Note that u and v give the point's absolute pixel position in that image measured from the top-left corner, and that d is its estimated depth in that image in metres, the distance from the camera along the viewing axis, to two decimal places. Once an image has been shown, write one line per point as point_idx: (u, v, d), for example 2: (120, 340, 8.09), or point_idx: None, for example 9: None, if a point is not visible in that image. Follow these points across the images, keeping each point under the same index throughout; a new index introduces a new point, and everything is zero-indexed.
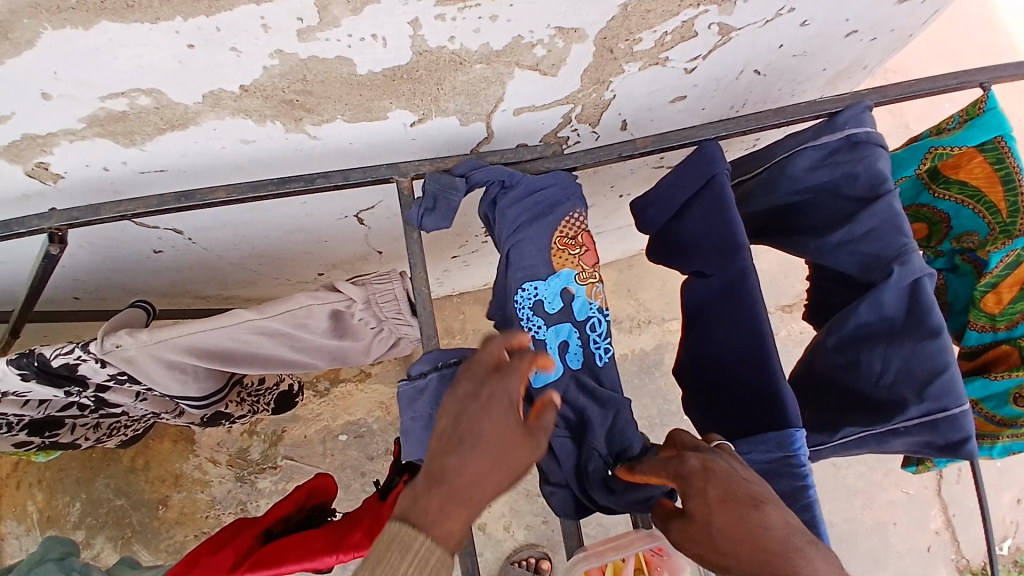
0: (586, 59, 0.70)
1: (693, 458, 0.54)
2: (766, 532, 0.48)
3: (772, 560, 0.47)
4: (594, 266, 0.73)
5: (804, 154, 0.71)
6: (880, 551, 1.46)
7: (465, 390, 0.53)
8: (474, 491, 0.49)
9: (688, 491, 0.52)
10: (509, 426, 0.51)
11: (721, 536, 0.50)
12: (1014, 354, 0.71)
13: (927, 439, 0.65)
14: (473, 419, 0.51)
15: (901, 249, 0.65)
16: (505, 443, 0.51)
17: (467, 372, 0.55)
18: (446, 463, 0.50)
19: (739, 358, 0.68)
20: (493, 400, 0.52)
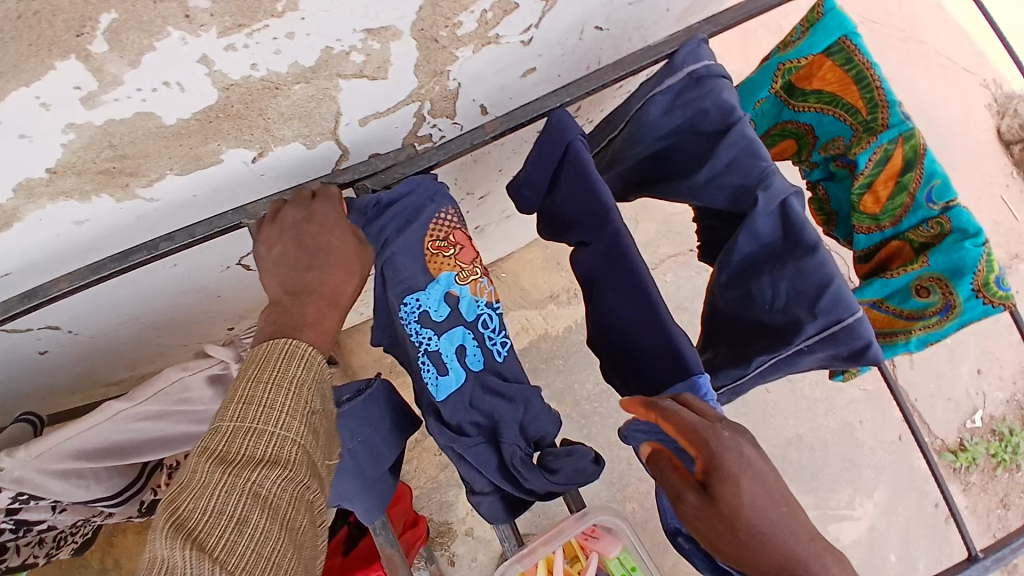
0: (411, 55, 0.66)
1: (733, 445, 0.55)
2: (788, 533, 0.54)
3: (790, 562, 0.54)
4: (474, 261, 0.71)
5: (653, 102, 0.71)
6: (854, 451, 1.49)
7: (293, 227, 0.64)
8: (337, 292, 0.63)
9: (731, 479, 0.54)
10: (348, 235, 0.65)
11: (750, 527, 0.54)
12: (907, 248, 0.70)
13: (832, 351, 0.66)
14: (316, 237, 0.64)
15: (762, 174, 0.65)
16: (348, 250, 0.64)
17: (289, 216, 0.65)
18: (308, 277, 0.62)
19: (633, 320, 0.69)
20: (328, 226, 0.65)
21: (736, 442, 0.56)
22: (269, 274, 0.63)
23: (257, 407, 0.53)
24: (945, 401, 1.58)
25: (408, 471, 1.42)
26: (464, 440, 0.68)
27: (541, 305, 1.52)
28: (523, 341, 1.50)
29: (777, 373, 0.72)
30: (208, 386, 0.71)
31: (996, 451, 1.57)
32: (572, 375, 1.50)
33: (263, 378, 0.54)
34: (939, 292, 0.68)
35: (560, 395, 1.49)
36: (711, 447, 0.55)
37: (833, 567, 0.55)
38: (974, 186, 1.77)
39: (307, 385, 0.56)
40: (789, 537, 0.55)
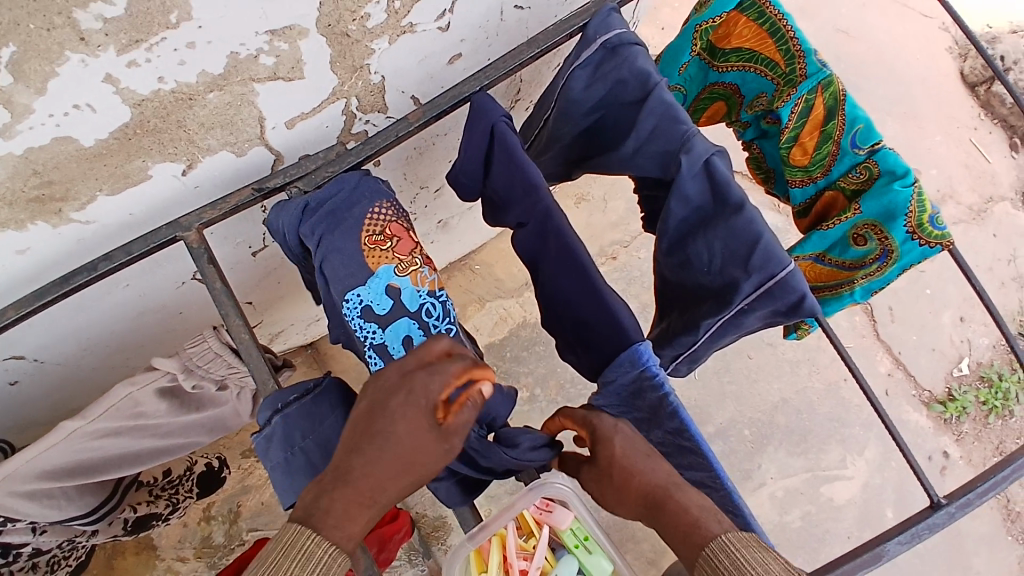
0: (324, 53, 0.67)
1: (608, 416, 0.65)
2: (655, 473, 0.60)
3: (656, 492, 0.59)
4: (412, 251, 0.70)
5: (574, 77, 0.71)
6: (842, 409, 1.49)
7: (382, 388, 0.55)
8: (376, 492, 0.54)
9: (603, 437, 0.63)
10: (423, 427, 0.54)
11: (620, 473, 0.61)
12: (840, 198, 0.70)
13: (772, 308, 0.66)
14: (392, 418, 0.54)
15: (683, 137, 0.65)
16: (415, 442, 0.54)
17: (383, 375, 0.56)
18: (352, 464, 0.54)
19: (572, 297, 0.69)
20: (409, 406, 0.54)
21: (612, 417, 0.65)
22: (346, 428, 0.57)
23: None
24: (928, 350, 1.58)
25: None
26: None
27: (517, 293, 1.52)
28: (502, 331, 1.51)
29: (729, 335, 0.72)
30: (159, 398, 0.79)
31: (985, 398, 1.57)
32: (553, 360, 1.50)
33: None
34: (875, 240, 0.67)
35: (544, 381, 1.49)
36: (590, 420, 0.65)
37: (691, 492, 0.58)
38: (942, 133, 1.76)
39: None
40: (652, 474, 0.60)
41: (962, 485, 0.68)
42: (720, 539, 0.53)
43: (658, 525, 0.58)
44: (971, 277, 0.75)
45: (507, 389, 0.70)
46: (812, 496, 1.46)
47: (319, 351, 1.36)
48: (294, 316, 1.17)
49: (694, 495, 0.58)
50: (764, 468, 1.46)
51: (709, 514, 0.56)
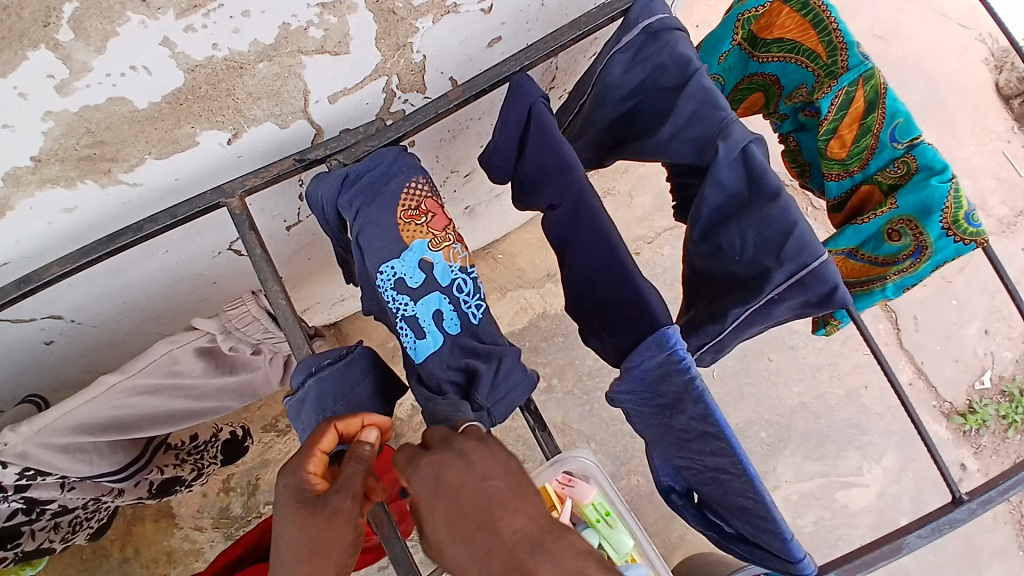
0: (370, 28, 0.68)
1: (430, 469, 0.53)
2: (492, 546, 0.45)
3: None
4: (446, 228, 0.69)
5: (614, 61, 0.72)
6: (861, 416, 1.48)
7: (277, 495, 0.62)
8: None
9: (429, 501, 0.51)
10: (298, 505, 0.58)
11: (462, 558, 0.47)
12: (876, 192, 0.70)
13: (803, 298, 0.66)
14: (282, 516, 0.59)
15: (721, 124, 0.66)
16: (300, 523, 0.57)
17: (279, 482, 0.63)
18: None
19: (600, 279, 0.70)
20: (286, 499, 0.59)
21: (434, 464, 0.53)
22: None
23: None
24: (952, 362, 1.57)
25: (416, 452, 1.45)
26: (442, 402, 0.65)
27: (540, 284, 1.53)
28: (523, 321, 1.52)
29: (759, 328, 0.73)
30: (197, 357, 0.82)
31: (1007, 413, 1.55)
32: (572, 352, 1.51)
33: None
34: (911, 235, 0.67)
35: (562, 372, 1.50)
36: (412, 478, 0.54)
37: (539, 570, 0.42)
38: (975, 143, 1.74)
39: None
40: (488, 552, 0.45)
41: (986, 482, 0.67)
42: None
43: None
44: (1002, 272, 0.75)
45: (530, 370, 0.68)
46: (827, 501, 1.45)
47: (343, 331, 1.38)
48: (320, 294, 1.19)
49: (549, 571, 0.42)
50: (779, 471, 1.45)
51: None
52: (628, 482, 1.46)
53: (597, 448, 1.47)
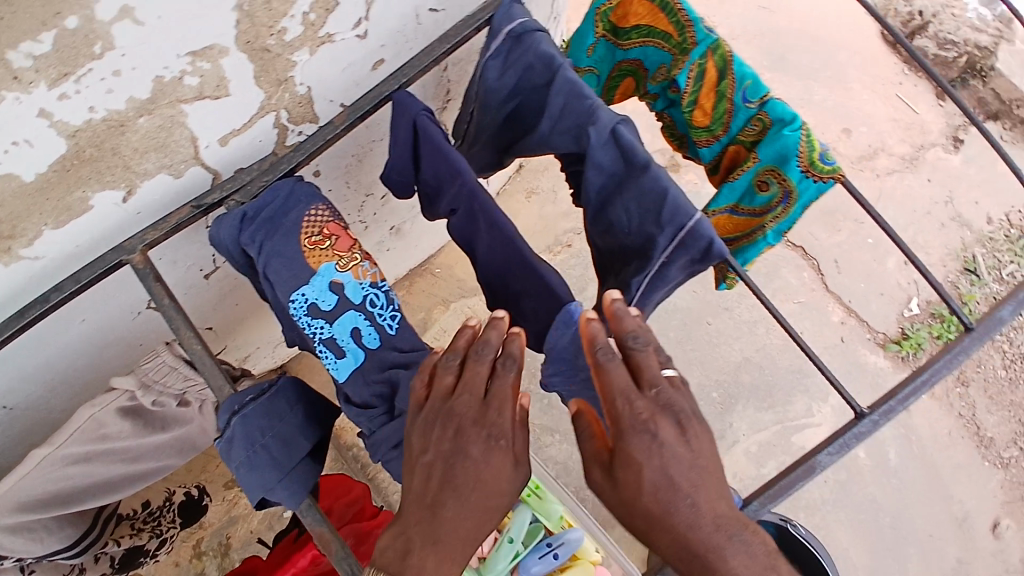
0: (246, 68, 0.71)
1: (643, 412, 0.62)
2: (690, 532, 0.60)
3: (691, 552, 0.60)
4: (351, 248, 0.72)
5: (488, 67, 0.77)
6: (802, 360, 1.58)
7: (447, 441, 0.62)
8: (462, 543, 0.60)
9: (645, 470, 0.61)
10: (501, 454, 0.61)
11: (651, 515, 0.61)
12: (741, 150, 0.76)
13: (688, 257, 0.70)
14: (468, 467, 0.60)
15: (589, 111, 0.70)
16: (500, 481, 0.62)
17: (449, 417, 0.62)
18: (442, 518, 0.59)
19: (506, 270, 0.74)
20: (484, 445, 0.61)
21: (652, 421, 0.62)
22: (413, 473, 0.63)
23: None
24: (878, 295, 1.67)
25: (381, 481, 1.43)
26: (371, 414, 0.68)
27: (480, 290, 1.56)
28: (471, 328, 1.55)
29: (664, 290, 0.77)
30: (123, 417, 0.81)
31: (939, 331, 1.65)
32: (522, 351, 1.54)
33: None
34: (776, 184, 0.73)
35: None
36: (622, 429, 0.62)
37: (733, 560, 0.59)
38: (869, 91, 1.86)
39: None
40: (698, 530, 0.60)
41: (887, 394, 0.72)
42: None
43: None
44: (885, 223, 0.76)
45: None
46: (785, 446, 1.53)
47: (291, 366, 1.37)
48: (258, 339, 1.20)
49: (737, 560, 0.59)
50: (735, 426, 1.53)
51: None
52: None
53: (562, 438, 1.50)
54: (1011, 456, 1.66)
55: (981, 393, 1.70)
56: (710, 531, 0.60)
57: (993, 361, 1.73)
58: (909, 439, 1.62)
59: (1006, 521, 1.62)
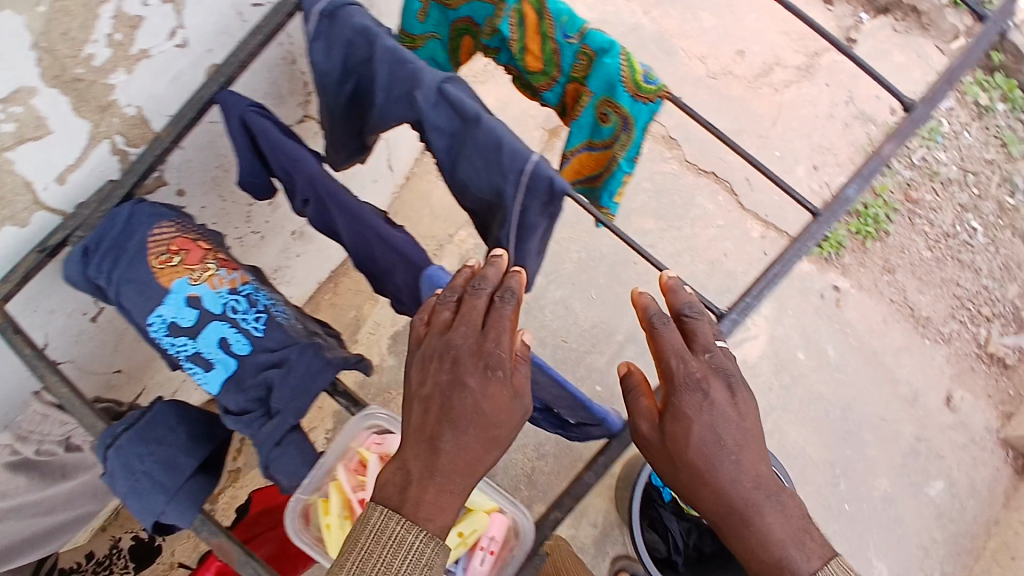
0: (61, 102, 0.70)
1: (696, 370, 0.72)
2: (732, 492, 0.70)
3: (730, 506, 0.70)
4: (203, 259, 0.73)
5: (313, 50, 0.76)
6: (730, 280, 1.66)
7: (445, 377, 0.70)
8: (459, 475, 0.68)
9: (695, 425, 0.71)
10: (499, 391, 0.69)
11: (695, 470, 0.71)
12: (578, 86, 0.76)
13: (542, 201, 0.71)
14: (464, 403, 0.68)
15: (412, 74, 0.70)
16: (499, 414, 0.69)
17: (448, 350, 0.71)
18: (443, 450, 0.68)
19: (367, 247, 0.75)
20: (481, 382, 0.69)
21: (704, 380, 0.72)
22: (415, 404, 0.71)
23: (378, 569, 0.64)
24: (792, 205, 1.71)
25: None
26: (249, 418, 0.69)
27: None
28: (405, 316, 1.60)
29: (539, 239, 0.78)
30: (14, 474, 0.90)
31: (856, 227, 1.71)
32: None
33: (382, 548, 0.65)
34: (614, 113, 0.74)
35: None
36: (677, 385, 0.71)
37: (771, 517, 0.70)
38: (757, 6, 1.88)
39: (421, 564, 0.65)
40: (739, 486, 0.70)
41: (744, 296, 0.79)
42: None
43: (733, 536, 0.71)
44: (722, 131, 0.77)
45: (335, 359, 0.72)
46: None
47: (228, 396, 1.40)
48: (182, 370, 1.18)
49: (773, 520, 0.70)
50: None
51: (787, 542, 0.69)
52: None
53: None
54: (950, 331, 1.70)
55: (910, 277, 1.72)
56: (748, 489, 0.70)
57: (915, 245, 1.74)
58: (846, 335, 1.65)
59: (959, 392, 1.67)
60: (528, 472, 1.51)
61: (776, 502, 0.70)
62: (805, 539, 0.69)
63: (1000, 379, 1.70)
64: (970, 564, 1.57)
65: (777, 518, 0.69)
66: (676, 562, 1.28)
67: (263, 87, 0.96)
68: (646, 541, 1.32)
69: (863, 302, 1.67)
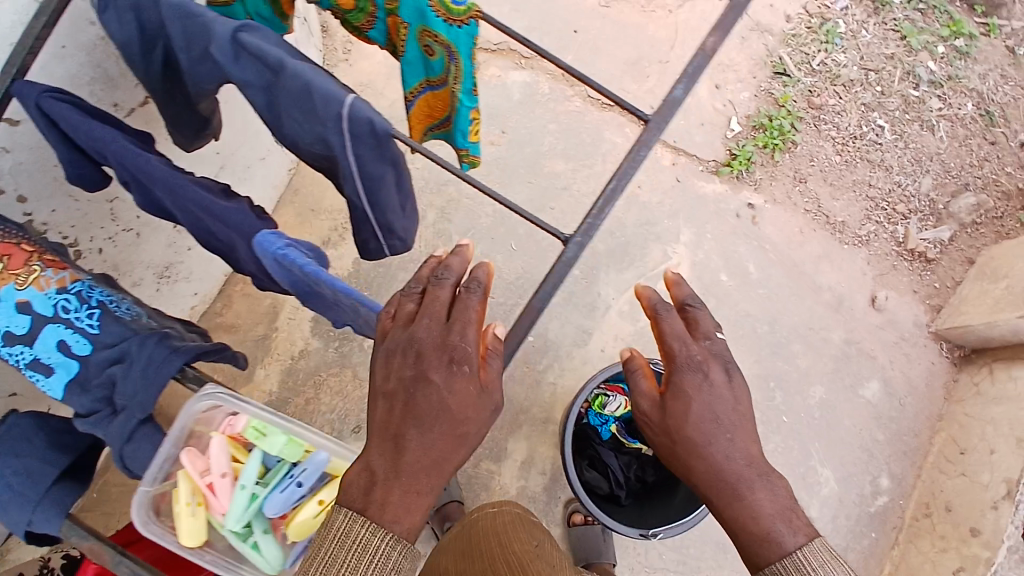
0: None
1: (698, 356, 0.76)
2: (725, 469, 0.75)
3: (721, 480, 0.75)
4: (25, 264, 0.81)
5: (106, 20, 0.72)
6: (648, 212, 1.65)
7: (410, 374, 0.78)
8: (426, 466, 0.77)
9: (694, 406, 0.75)
10: (463, 386, 0.78)
11: (694, 448, 0.75)
12: (398, 21, 0.73)
13: (372, 147, 0.67)
14: (429, 401, 0.77)
15: (207, 29, 0.65)
16: (464, 408, 0.78)
17: (412, 347, 0.79)
18: (409, 443, 0.77)
19: (197, 218, 0.75)
20: (449, 379, 0.77)
21: (706, 362, 0.76)
22: (382, 398, 0.80)
23: (342, 560, 0.74)
24: (699, 127, 1.70)
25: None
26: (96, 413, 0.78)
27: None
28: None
29: (390, 188, 0.74)
30: None
31: (764, 142, 1.70)
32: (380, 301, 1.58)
33: (348, 549, 0.74)
34: (435, 43, 0.71)
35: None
36: (679, 364, 0.76)
37: (761, 494, 0.74)
38: None
39: (389, 559, 0.75)
40: (732, 464, 0.75)
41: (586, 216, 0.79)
42: (794, 557, 0.71)
43: (720, 505, 0.75)
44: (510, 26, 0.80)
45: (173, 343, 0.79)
46: None
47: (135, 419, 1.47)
48: None
49: (763, 498, 0.74)
50: (604, 294, 1.59)
51: (775, 517, 0.73)
52: None
53: None
54: (868, 232, 1.70)
55: (822, 184, 1.71)
56: (740, 466, 0.75)
57: (824, 151, 1.72)
58: (764, 250, 1.66)
59: (884, 292, 1.67)
60: None
61: (767, 480, 0.75)
62: (792, 517, 0.74)
63: (926, 273, 1.70)
64: (918, 463, 1.60)
65: (764, 494, 0.74)
66: (620, 496, 1.30)
67: (86, 74, 0.95)
68: (587, 480, 1.31)
69: (778, 216, 1.68)
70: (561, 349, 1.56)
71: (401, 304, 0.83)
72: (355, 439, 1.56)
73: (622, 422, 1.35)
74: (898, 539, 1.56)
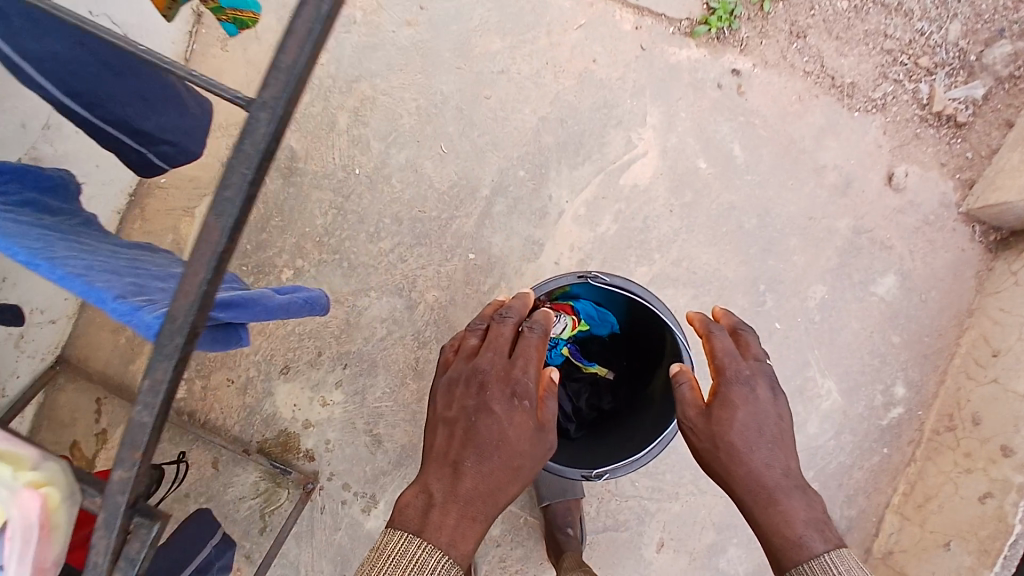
0: None
1: (743, 372, 0.82)
2: (766, 479, 0.78)
3: (760, 487, 0.77)
4: None
5: None
6: (606, 92, 1.35)
7: (473, 403, 0.83)
8: (483, 497, 0.78)
9: (736, 414, 0.80)
10: (525, 421, 0.82)
11: (733, 453, 0.79)
12: None
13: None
14: (491, 431, 0.80)
15: None
16: (519, 440, 0.81)
17: (477, 374, 0.85)
18: (468, 469, 0.78)
19: None
20: (510, 408, 0.82)
21: (753, 378, 0.83)
22: (445, 424, 0.84)
23: None
24: None
25: (226, 399, 1.49)
26: None
27: (218, 184, 1.46)
28: (230, 230, 1.45)
29: (89, 71, 0.74)
30: None
31: None
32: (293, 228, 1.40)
33: (402, 570, 0.71)
34: None
35: (300, 248, 1.39)
36: (730, 379, 0.82)
37: (794, 503, 0.77)
38: None
39: None
40: (771, 473, 0.78)
41: (277, 58, 0.49)
42: (822, 560, 0.72)
43: (754, 512, 0.77)
44: None
45: None
46: (616, 195, 1.34)
47: (61, 385, 1.49)
48: None
49: (796, 507, 0.76)
50: (555, 196, 1.35)
51: (808, 525, 0.75)
52: (426, 301, 1.38)
53: (378, 293, 1.39)
54: (884, 94, 1.37)
55: (825, 37, 1.37)
56: (778, 476, 0.78)
57: None
58: (753, 127, 1.35)
59: (903, 167, 1.36)
60: (413, 363, 1.42)
61: (795, 489, 0.78)
62: (824, 528, 0.75)
63: (955, 141, 1.38)
64: (943, 366, 1.36)
65: (794, 499, 0.77)
66: (568, 428, 1.16)
67: None
68: None
69: (768, 85, 1.36)
70: (510, 266, 1.36)
71: (467, 341, 0.92)
72: (284, 381, 1.46)
73: (574, 345, 1.22)
74: (914, 455, 1.35)
